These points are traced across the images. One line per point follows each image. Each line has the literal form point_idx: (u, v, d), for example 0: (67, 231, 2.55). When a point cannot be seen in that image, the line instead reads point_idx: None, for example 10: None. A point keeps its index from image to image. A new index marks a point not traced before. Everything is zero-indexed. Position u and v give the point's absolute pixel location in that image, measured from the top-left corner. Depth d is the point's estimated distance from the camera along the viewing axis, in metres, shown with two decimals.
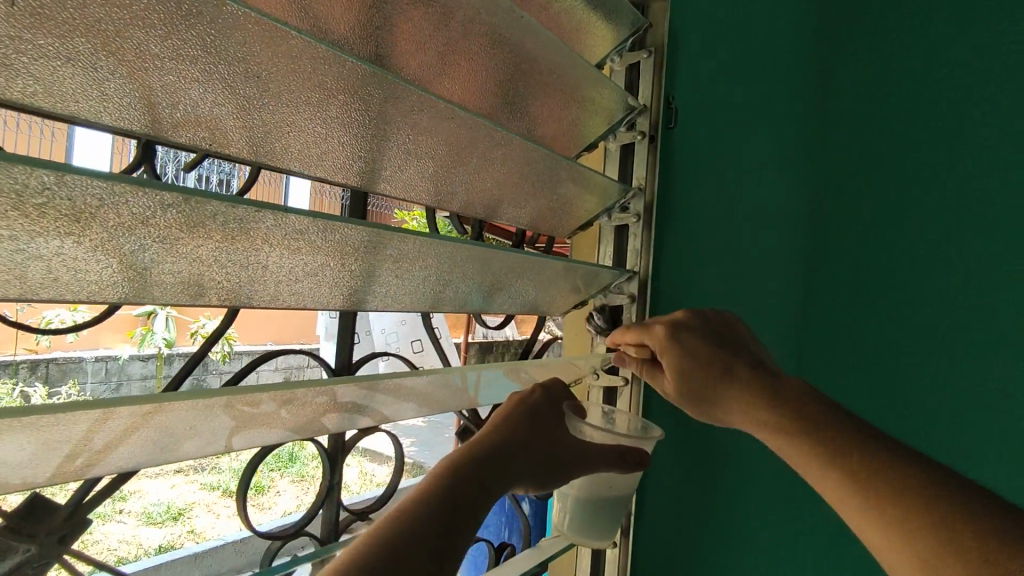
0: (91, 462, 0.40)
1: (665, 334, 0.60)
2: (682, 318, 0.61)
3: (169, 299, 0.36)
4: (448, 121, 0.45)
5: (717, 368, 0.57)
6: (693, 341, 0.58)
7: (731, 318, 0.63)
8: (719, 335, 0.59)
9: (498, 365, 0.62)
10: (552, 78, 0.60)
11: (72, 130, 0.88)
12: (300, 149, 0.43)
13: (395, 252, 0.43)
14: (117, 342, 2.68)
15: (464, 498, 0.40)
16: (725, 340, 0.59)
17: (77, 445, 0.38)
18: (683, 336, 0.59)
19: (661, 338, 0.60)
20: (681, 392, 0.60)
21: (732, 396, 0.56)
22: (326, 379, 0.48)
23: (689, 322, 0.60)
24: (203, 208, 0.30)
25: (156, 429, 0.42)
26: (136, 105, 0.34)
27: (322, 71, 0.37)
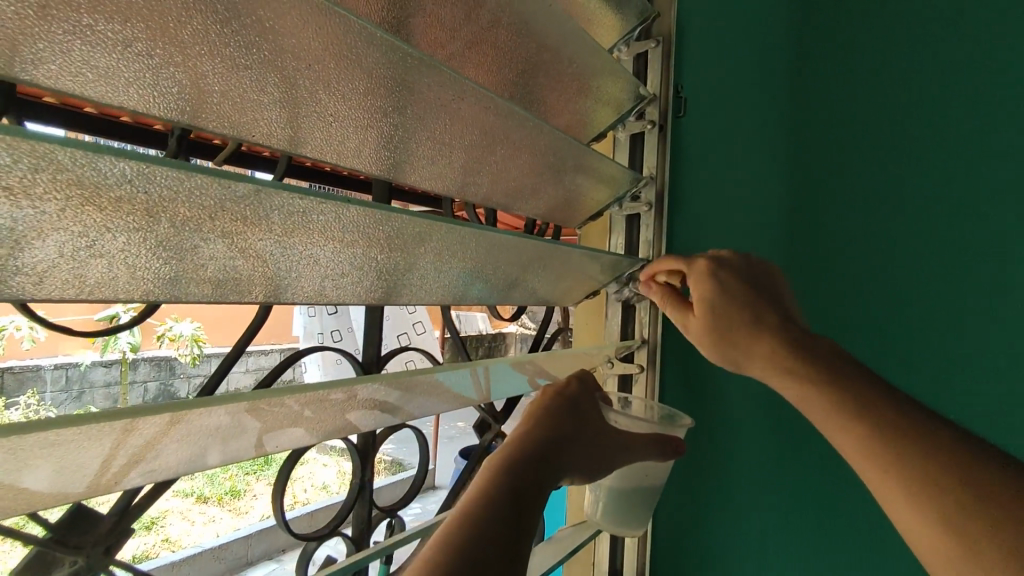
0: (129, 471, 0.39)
1: (707, 267, 0.60)
2: (726, 258, 0.61)
3: (217, 296, 0.35)
4: (484, 110, 0.45)
5: (749, 312, 0.56)
6: (732, 285, 0.58)
7: (775, 270, 0.63)
8: (758, 279, 0.60)
9: (508, 358, 0.60)
10: (570, 66, 0.60)
11: None
12: (338, 140, 0.42)
13: (437, 245, 0.43)
14: (77, 349, 2.58)
15: (519, 500, 0.40)
16: (764, 289, 0.59)
17: (121, 453, 0.36)
18: (723, 275, 0.59)
19: (703, 272, 0.60)
20: (705, 331, 0.59)
21: (765, 339, 0.55)
22: (354, 379, 0.46)
23: (732, 261, 0.61)
24: (271, 201, 0.29)
25: (195, 435, 0.40)
26: (187, 93, 0.32)
27: (371, 60, 0.36)
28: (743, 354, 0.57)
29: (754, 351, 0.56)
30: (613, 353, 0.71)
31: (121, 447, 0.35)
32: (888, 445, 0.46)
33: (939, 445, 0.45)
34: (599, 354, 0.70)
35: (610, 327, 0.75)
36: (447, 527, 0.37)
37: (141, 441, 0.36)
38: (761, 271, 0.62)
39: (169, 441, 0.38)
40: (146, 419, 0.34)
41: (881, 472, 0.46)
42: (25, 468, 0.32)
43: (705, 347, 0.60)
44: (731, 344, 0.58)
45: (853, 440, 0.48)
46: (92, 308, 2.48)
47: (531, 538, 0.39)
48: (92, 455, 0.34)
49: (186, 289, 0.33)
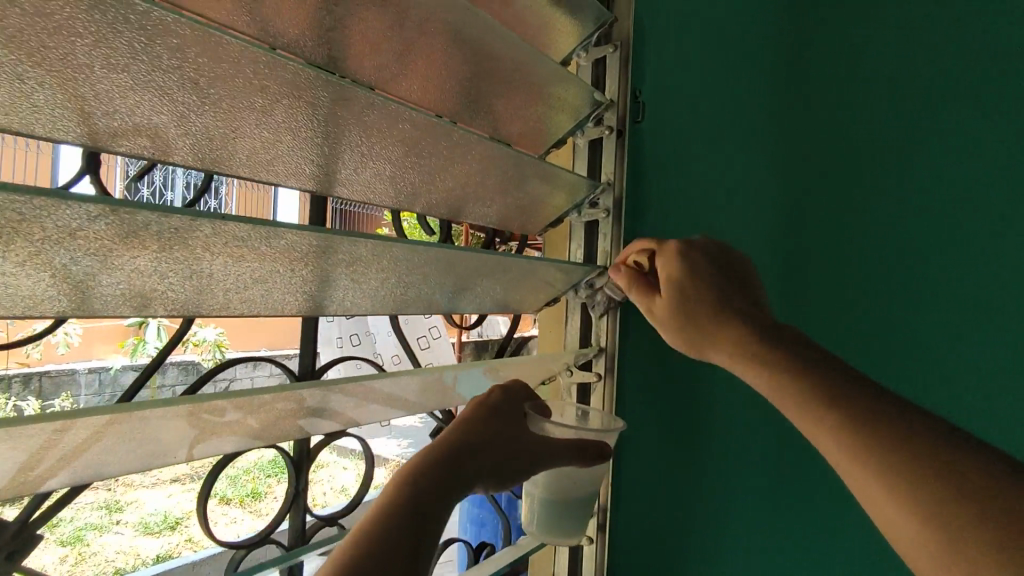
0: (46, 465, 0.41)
1: (679, 250, 0.61)
2: (696, 242, 0.63)
3: (110, 311, 0.37)
4: (401, 122, 0.45)
5: (718, 293, 0.58)
6: (699, 264, 0.60)
7: (746, 262, 0.64)
8: (726, 266, 0.61)
9: (479, 362, 0.62)
10: (516, 74, 0.60)
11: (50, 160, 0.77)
12: (250, 155, 0.42)
13: (348, 256, 0.43)
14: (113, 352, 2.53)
15: (426, 505, 0.42)
16: (735, 276, 0.60)
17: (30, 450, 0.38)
18: (695, 255, 0.61)
19: (671, 254, 0.61)
20: (671, 313, 0.61)
21: (735, 325, 0.56)
22: (290, 384, 0.48)
23: (702, 246, 0.62)
24: (135, 219, 0.30)
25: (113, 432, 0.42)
26: (69, 115, 0.33)
27: (263, 77, 0.36)
28: (706, 340, 0.59)
29: (718, 335, 0.58)
30: (571, 361, 0.71)
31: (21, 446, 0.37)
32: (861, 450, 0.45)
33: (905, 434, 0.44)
34: (556, 362, 0.69)
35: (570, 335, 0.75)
36: (344, 551, 0.38)
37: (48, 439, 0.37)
38: (730, 259, 0.62)
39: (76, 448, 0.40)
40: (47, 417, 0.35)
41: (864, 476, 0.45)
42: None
43: (669, 328, 0.61)
44: (694, 328, 0.59)
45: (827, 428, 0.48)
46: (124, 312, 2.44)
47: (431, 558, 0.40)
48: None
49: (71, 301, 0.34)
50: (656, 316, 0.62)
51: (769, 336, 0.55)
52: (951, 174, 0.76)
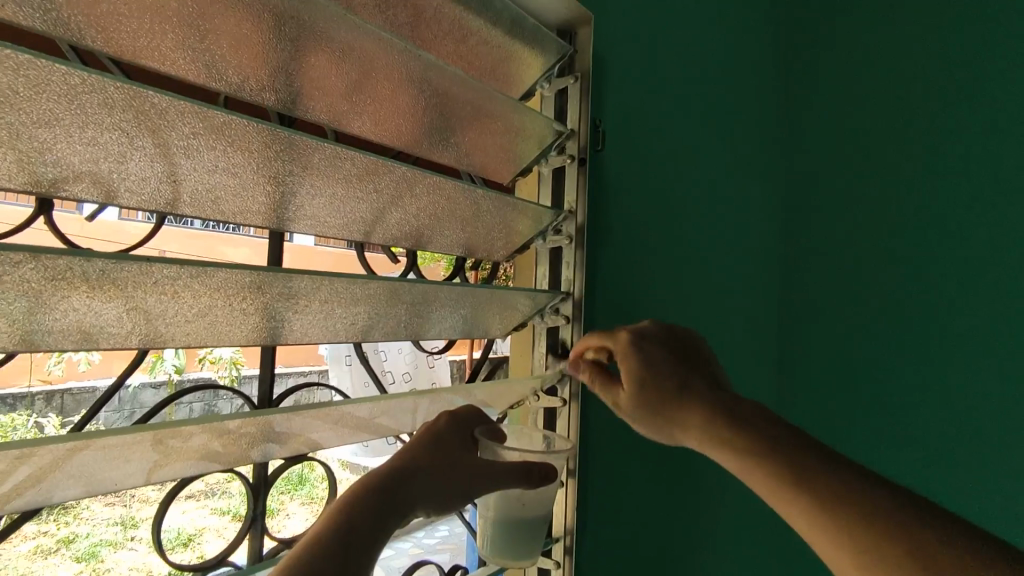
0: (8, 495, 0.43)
1: (631, 339, 0.63)
2: (644, 329, 0.66)
3: (54, 346, 0.39)
4: (342, 159, 0.48)
5: (676, 381, 0.62)
6: (654, 351, 0.63)
7: (695, 335, 0.69)
8: (677, 348, 0.65)
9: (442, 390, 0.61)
10: (470, 108, 0.62)
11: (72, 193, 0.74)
12: (194, 197, 0.45)
13: (290, 290, 0.45)
14: None
15: (356, 534, 0.44)
16: (686, 357, 0.64)
17: None
18: (649, 345, 0.63)
19: (624, 344, 0.63)
20: (640, 408, 0.63)
21: (694, 408, 0.60)
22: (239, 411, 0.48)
23: (651, 334, 0.65)
24: (58, 263, 0.32)
25: (70, 458, 0.44)
26: (9, 164, 0.36)
27: (192, 124, 0.39)
28: (676, 425, 0.62)
29: (685, 420, 0.61)
30: (537, 386, 0.72)
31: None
32: (814, 512, 0.50)
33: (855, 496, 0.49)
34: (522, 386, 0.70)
35: (536, 359, 0.76)
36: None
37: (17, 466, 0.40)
38: (680, 336, 0.67)
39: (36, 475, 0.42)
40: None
41: (819, 533, 0.50)
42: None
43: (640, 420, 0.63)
44: (665, 418, 0.62)
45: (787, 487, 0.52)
46: None
47: None
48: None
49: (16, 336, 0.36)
50: (626, 411, 0.63)
51: (730, 408, 0.59)
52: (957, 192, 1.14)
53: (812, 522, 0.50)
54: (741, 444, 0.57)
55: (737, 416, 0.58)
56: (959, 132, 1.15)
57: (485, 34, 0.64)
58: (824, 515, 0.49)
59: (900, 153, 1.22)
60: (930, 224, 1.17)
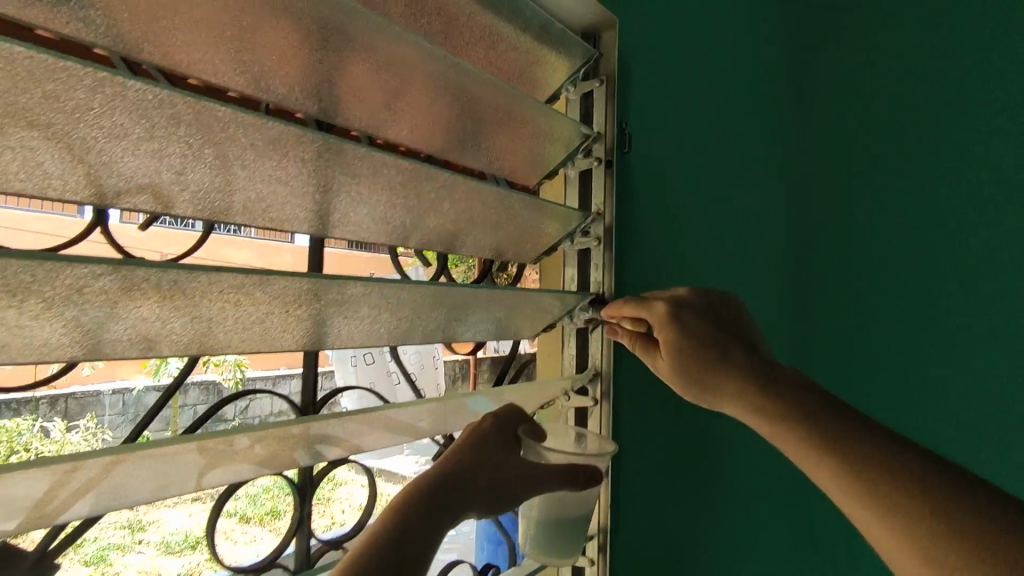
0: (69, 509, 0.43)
1: (670, 311, 0.64)
2: (681, 296, 0.67)
3: (121, 355, 0.39)
4: (388, 167, 0.48)
5: (714, 349, 0.63)
6: (694, 322, 0.64)
7: (732, 301, 0.69)
8: (715, 317, 0.66)
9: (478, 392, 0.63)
10: (501, 112, 0.63)
11: None
12: (246, 205, 0.45)
13: (341, 296, 0.46)
14: None
15: (411, 534, 0.44)
16: (725, 327, 0.65)
17: (51, 487, 0.39)
18: (685, 315, 0.65)
19: (661, 314, 0.64)
20: (678, 376, 0.65)
21: (728, 376, 0.62)
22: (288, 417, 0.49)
23: (689, 302, 0.66)
24: (136, 274, 0.33)
25: (136, 471, 0.44)
26: (78, 179, 0.36)
27: (254, 136, 0.39)
28: (713, 393, 0.64)
29: (722, 387, 0.63)
30: (568, 386, 0.73)
31: (50, 487, 0.39)
32: (851, 479, 0.52)
33: (900, 471, 0.50)
34: (552, 387, 0.71)
35: (565, 359, 0.77)
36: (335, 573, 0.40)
37: (84, 479, 0.40)
38: (719, 305, 0.68)
39: (100, 485, 0.42)
40: (75, 459, 0.38)
41: (854, 502, 0.52)
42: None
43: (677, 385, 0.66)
44: (701, 390, 0.65)
45: (824, 460, 0.54)
46: None
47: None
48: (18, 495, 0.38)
49: (86, 347, 0.37)
50: (665, 374, 0.67)
51: (768, 379, 0.61)
52: (958, 189, 1.20)
53: (846, 486, 0.52)
54: (777, 410, 0.58)
55: (775, 386, 0.60)
56: (950, 131, 1.21)
57: (514, 39, 0.65)
58: (861, 485, 0.51)
59: (903, 153, 1.27)
60: (933, 219, 1.22)
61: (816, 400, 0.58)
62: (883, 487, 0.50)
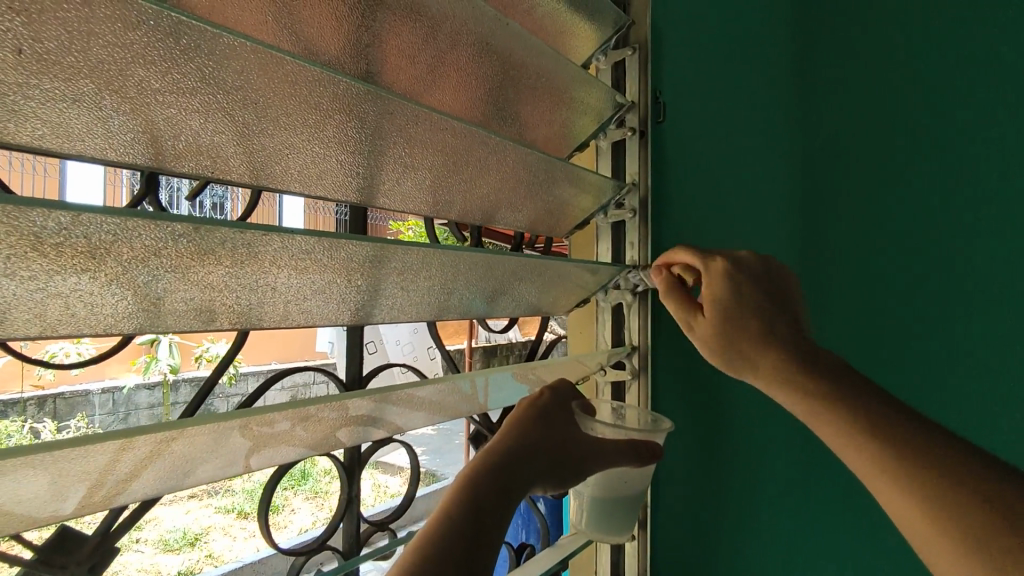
0: (127, 486, 0.40)
1: (725, 271, 0.59)
2: (742, 260, 0.61)
3: (181, 326, 0.37)
4: (444, 132, 0.46)
5: (761, 323, 0.57)
6: (745, 287, 0.58)
7: (792, 276, 0.62)
8: (771, 289, 0.59)
9: (510, 366, 0.61)
10: (541, 81, 0.61)
11: (68, 170, 0.87)
12: (300, 171, 0.43)
13: (399, 264, 0.44)
14: (125, 372, 2.16)
15: (487, 502, 0.43)
16: (778, 300, 0.59)
17: (106, 468, 0.36)
18: (740, 279, 0.58)
19: (716, 273, 0.59)
20: (716, 342, 0.59)
21: (771, 353, 0.56)
22: (341, 393, 0.46)
23: (749, 266, 0.60)
24: (213, 236, 0.31)
25: (189, 457, 0.42)
26: (139, 140, 0.34)
27: (318, 93, 0.37)
28: (746, 365, 0.58)
29: (760, 367, 0.56)
30: (605, 361, 0.72)
31: (111, 464, 0.36)
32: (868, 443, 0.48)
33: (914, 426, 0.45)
34: (592, 363, 0.70)
35: (601, 334, 0.77)
36: (418, 540, 0.39)
37: (143, 458, 0.38)
38: (778, 276, 0.61)
39: (156, 464, 0.40)
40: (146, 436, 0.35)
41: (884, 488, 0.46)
42: (16, 489, 0.33)
43: (707, 344, 0.60)
44: (734, 365, 0.59)
45: None
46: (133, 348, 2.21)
47: (496, 548, 0.42)
48: (80, 474, 0.35)
49: (148, 317, 0.35)
50: (698, 335, 0.60)
51: (812, 359, 0.55)
52: None
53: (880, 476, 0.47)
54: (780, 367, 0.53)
55: (803, 365, 0.54)
56: None
57: (553, 5, 0.62)
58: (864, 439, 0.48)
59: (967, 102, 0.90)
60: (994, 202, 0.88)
61: None
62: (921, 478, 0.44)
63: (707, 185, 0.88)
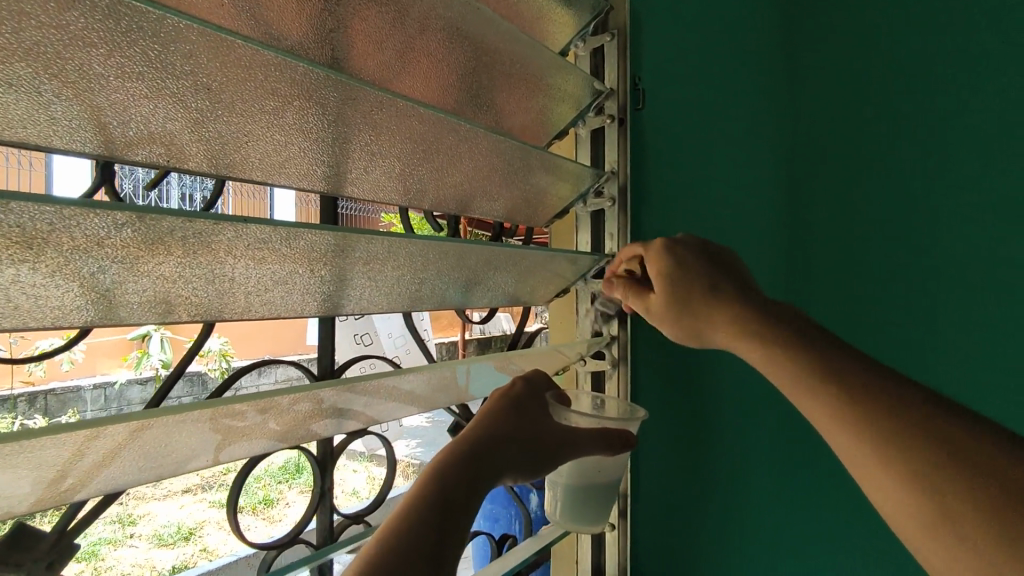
0: (89, 481, 0.39)
1: (664, 246, 0.61)
2: (680, 238, 0.62)
3: (136, 318, 0.36)
4: (411, 119, 0.45)
5: (705, 281, 0.57)
6: (686, 256, 0.59)
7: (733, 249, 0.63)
8: (712, 256, 0.60)
9: (488, 357, 0.60)
10: (516, 67, 0.60)
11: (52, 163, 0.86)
12: (261, 159, 0.42)
13: (364, 254, 0.43)
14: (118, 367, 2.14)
15: (455, 493, 0.42)
16: (722, 267, 0.59)
17: (59, 464, 0.36)
18: (680, 250, 0.60)
19: (655, 251, 0.61)
20: (673, 318, 0.59)
21: (723, 310, 0.55)
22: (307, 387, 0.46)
23: (687, 242, 0.62)
24: (159, 225, 0.30)
25: (150, 452, 0.41)
26: (86, 127, 0.33)
27: (274, 78, 0.36)
28: (703, 324, 0.57)
29: (713, 319, 0.56)
30: (584, 351, 0.72)
31: (65, 460, 0.36)
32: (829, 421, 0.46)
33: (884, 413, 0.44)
34: (573, 352, 0.70)
35: (580, 323, 0.76)
36: (381, 534, 0.38)
37: (99, 453, 0.37)
38: (718, 248, 0.62)
39: (113, 459, 0.39)
40: (104, 431, 0.34)
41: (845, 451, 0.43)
42: None
43: (665, 319, 0.60)
44: (698, 335, 0.58)
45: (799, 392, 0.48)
46: (127, 343, 2.19)
47: (462, 541, 0.41)
48: (36, 469, 0.35)
49: (98, 309, 0.34)
50: (655, 313, 0.61)
51: (767, 309, 0.53)
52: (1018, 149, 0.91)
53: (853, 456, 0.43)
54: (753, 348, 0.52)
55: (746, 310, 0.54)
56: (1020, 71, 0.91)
57: None
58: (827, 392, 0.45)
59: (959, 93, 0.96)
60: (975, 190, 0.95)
61: (798, 344, 0.51)
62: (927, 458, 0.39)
63: (690, 172, 0.88)
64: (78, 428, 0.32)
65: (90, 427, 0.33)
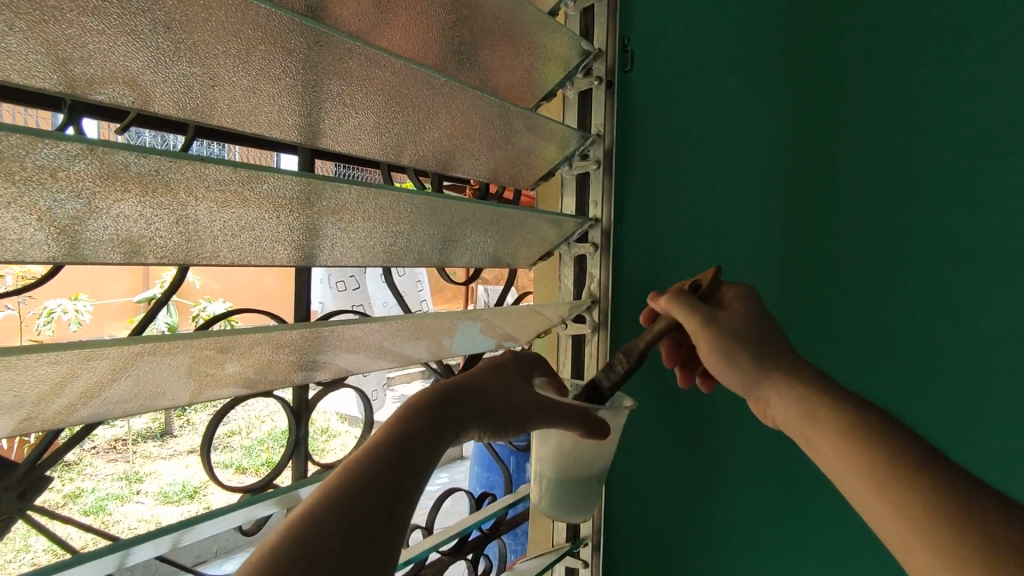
0: (63, 415, 0.41)
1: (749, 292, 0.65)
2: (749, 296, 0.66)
3: (102, 257, 0.37)
4: (382, 69, 0.45)
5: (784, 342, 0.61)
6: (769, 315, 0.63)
7: None
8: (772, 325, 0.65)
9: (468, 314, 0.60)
10: (499, 25, 0.59)
11: None
12: (229, 104, 0.42)
13: (334, 202, 0.43)
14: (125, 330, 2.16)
15: (417, 449, 0.44)
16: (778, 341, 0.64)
17: (31, 398, 0.37)
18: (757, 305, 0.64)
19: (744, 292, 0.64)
20: (726, 342, 0.59)
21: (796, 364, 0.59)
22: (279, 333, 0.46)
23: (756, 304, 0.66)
24: (114, 159, 0.30)
25: (125, 392, 0.42)
26: (45, 62, 0.33)
27: (234, 20, 0.36)
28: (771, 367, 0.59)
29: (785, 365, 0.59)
30: (565, 313, 0.73)
31: (40, 395, 0.37)
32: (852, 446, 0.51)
33: None
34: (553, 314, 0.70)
35: (563, 286, 0.77)
36: (339, 473, 0.40)
37: (73, 391, 0.38)
38: None
39: (87, 397, 0.40)
40: (73, 365, 0.36)
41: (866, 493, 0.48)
42: None
43: (735, 335, 0.59)
44: (731, 364, 0.60)
45: None
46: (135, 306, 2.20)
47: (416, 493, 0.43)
48: (11, 400, 0.36)
49: (58, 244, 0.35)
50: (723, 325, 0.60)
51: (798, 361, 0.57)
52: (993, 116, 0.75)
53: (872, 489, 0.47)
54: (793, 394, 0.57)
55: (773, 358, 0.59)
56: None
57: None
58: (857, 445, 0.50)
59: None
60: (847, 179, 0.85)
61: None
62: (938, 513, 0.43)
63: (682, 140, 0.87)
64: (46, 363, 0.34)
65: (59, 361, 0.34)
